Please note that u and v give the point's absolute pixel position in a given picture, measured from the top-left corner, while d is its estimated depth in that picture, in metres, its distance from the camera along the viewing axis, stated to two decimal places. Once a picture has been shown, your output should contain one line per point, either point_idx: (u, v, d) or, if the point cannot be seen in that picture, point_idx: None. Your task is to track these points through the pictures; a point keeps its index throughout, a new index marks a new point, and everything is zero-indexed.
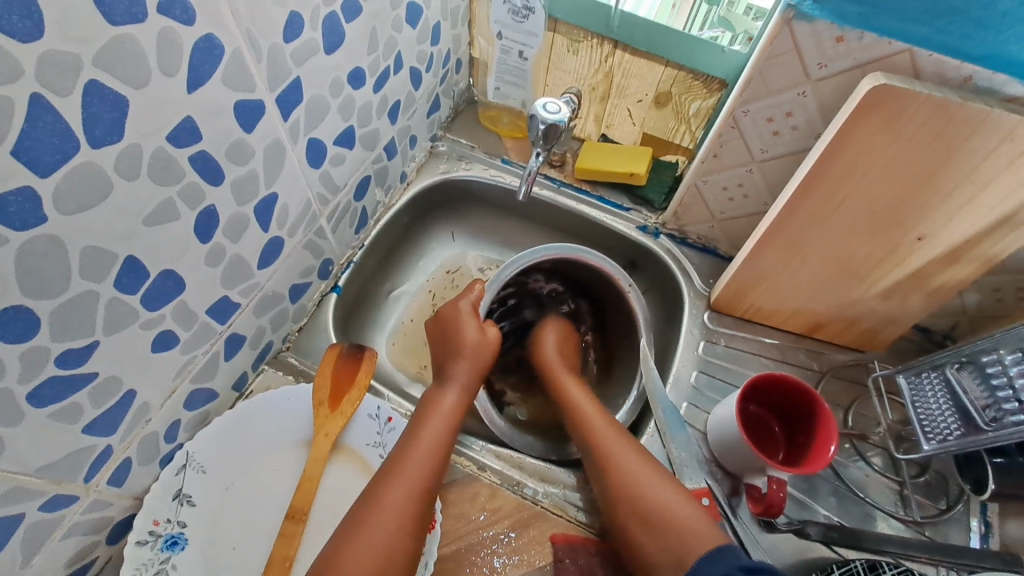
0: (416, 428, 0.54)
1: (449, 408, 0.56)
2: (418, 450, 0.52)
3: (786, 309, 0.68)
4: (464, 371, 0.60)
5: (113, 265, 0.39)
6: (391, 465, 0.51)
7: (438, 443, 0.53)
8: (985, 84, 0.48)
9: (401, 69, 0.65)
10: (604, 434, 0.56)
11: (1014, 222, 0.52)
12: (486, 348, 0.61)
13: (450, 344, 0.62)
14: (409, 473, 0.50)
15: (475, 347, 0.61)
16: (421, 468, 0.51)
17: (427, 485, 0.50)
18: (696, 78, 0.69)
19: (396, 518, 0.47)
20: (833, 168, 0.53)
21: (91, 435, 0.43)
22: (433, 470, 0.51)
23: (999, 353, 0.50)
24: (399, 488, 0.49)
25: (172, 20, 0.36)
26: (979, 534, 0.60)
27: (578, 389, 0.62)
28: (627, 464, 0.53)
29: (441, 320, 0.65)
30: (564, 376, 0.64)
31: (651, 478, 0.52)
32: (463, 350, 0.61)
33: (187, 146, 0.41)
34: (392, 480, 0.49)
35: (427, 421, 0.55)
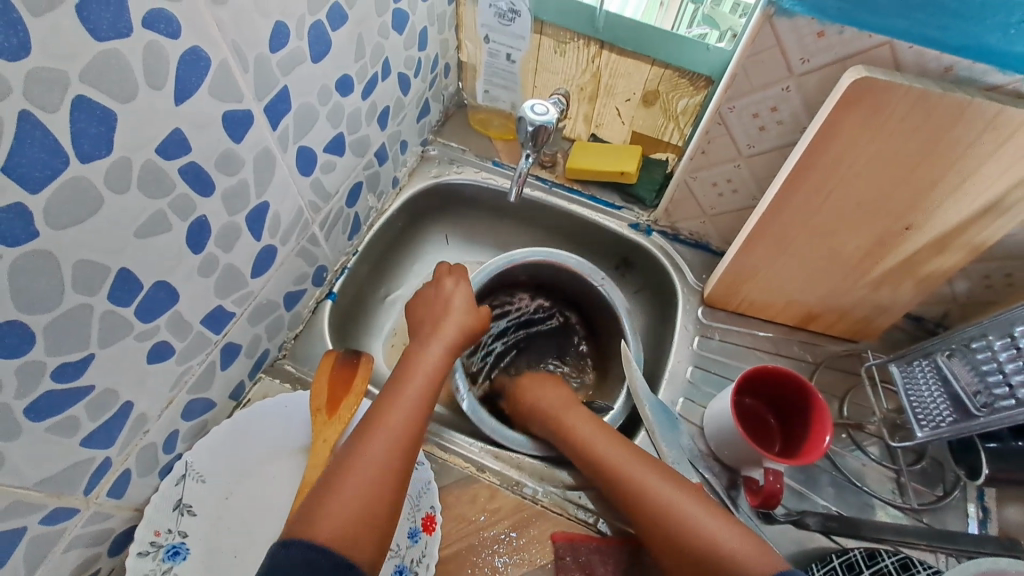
0: (400, 382, 0.54)
1: (431, 365, 0.57)
2: (405, 399, 0.52)
3: (778, 302, 0.69)
4: (450, 331, 0.61)
5: (105, 278, 0.39)
6: (371, 415, 0.50)
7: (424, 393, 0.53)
8: (966, 74, 0.48)
9: (389, 75, 0.66)
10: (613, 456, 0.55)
11: (1000, 209, 0.52)
12: (473, 315, 0.64)
13: (437, 305, 0.64)
14: (393, 423, 0.49)
15: (463, 313, 0.64)
16: (406, 417, 0.50)
17: (411, 431, 0.50)
18: (682, 76, 0.70)
19: (380, 465, 0.46)
20: (820, 161, 0.53)
21: (89, 447, 0.43)
22: (416, 419, 0.51)
23: (988, 340, 0.50)
24: (383, 436, 0.48)
25: (157, 33, 0.36)
26: (978, 518, 0.60)
27: (579, 411, 0.61)
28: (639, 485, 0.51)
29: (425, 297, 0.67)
30: (563, 402, 0.63)
31: (673, 494, 0.50)
32: (450, 309, 0.64)
33: (176, 158, 0.41)
34: (375, 424, 0.49)
35: (410, 375, 0.55)
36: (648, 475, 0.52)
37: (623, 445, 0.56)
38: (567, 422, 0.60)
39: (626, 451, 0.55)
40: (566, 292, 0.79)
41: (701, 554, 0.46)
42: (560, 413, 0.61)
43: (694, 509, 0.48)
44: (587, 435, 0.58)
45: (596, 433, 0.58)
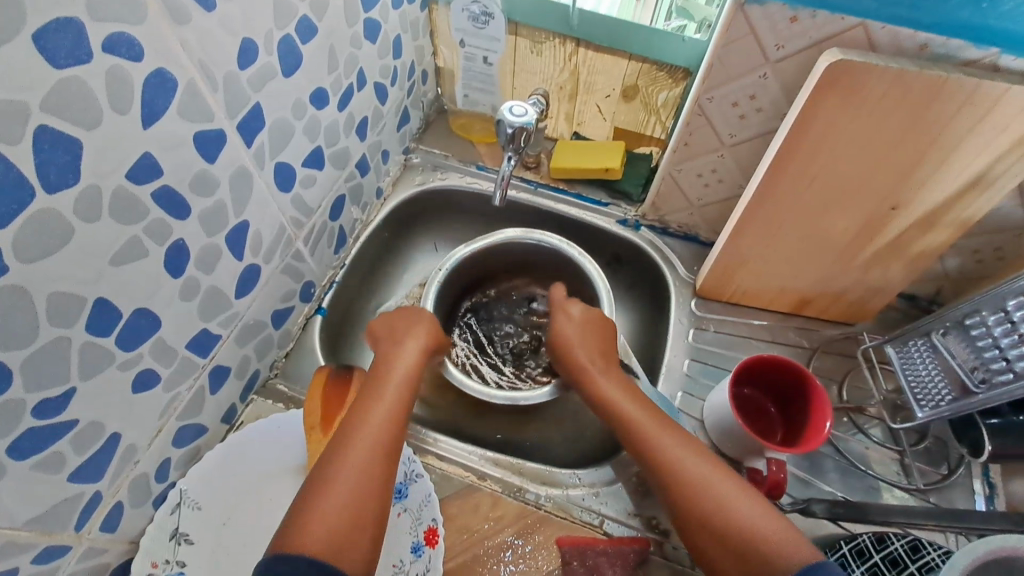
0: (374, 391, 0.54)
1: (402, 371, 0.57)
2: (380, 405, 0.53)
3: (771, 290, 0.68)
4: (416, 339, 0.61)
5: (82, 309, 0.38)
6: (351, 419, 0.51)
7: (398, 399, 0.54)
8: (941, 51, 0.48)
9: (365, 85, 0.65)
10: (647, 423, 0.54)
11: (985, 183, 0.52)
12: (430, 321, 0.63)
13: (398, 319, 0.63)
14: (374, 424, 0.50)
15: (423, 321, 0.63)
16: (384, 420, 0.51)
17: (389, 436, 0.50)
18: (660, 69, 0.70)
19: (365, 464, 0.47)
20: (802, 146, 0.53)
21: (79, 482, 0.42)
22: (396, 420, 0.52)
23: (982, 315, 0.50)
24: (367, 434, 0.49)
25: (119, 58, 0.36)
26: (984, 495, 0.60)
27: (610, 376, 0.60)
28: (673, 455, 0.51)
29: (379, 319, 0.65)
30: (596, 359, 0.61)
31: (708, 472, 0.49)
32: (412, 321, 0.63)
33: (147, 183, 0.40)
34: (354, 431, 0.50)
35: (387, 380, 0.56)
36: (680, 448, 0.51)
37: (654, 414, 0.55)
38: (598, 385, 0.59)
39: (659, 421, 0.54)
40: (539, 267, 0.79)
41: (733, 532, 0.45)
42: (593, 370, 0.60)
43: (732, 490, 0.47)
44: (619, 398, 0.57)
45: (628, 398, 0.57)
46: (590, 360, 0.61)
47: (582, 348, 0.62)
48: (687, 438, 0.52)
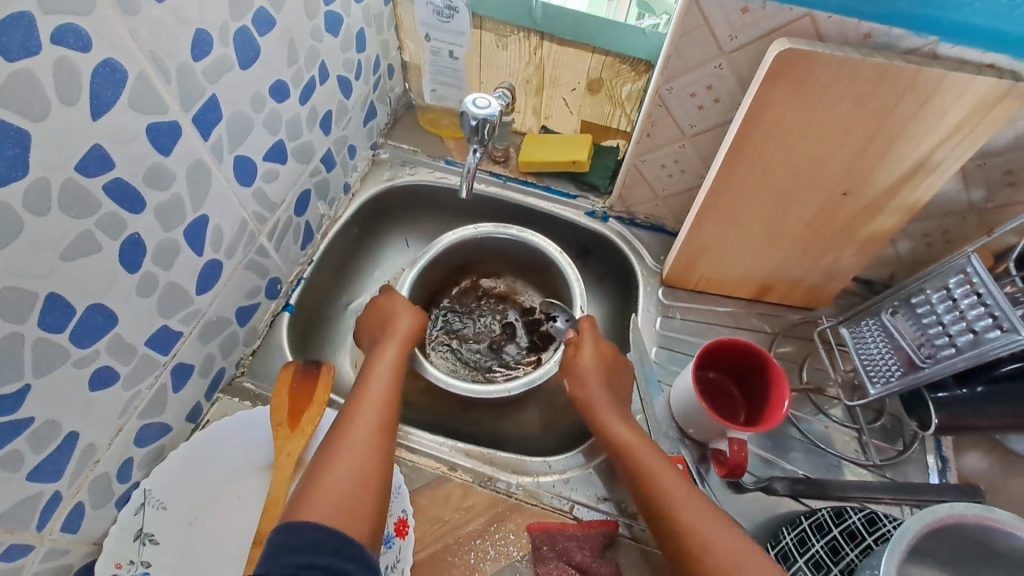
0: (364, 379, 0.56)
1: (390, 360, 0.59)
2: (373, 390, 0.55)
3: (733, 276, 0.70)
4: (401, 330, 0.63)
5: (34, 304, 0.37)
6: (347, 408, 0.53)
7: (388, 384, 0.56)
8: (883, 40, 0.50)
9: (328, 79, 0.65)
10: (637, 444, 0.54)
11: (928, 169, 0.54)
12: (415, 309, 0.65)
13: (382, 314, 0.66)
14: (367, 411, 0.52)
15: (405, 310, 0.65)
16: (378, 406, 0.53)
17: (384, 419, 0.52)
18: (623, 62, 0.71)
19: (364, 446, 0.49)
20: (756, 134, 0.54)
21: (37, 483, 0.41)
22: (387, 404, 0.54)
23: (926, 293, 0.52)
24: (363, 420, 0.51)
25: (67, 48, 0.35)
26: (937, 469, 0.63)
27: (611, 400, 0.59)
28: (659, 480, 0.50)
29: (367, 315, 0.67)
30: (599, 381, 0.61)
31: (692, 503, 0.48)
32: (394, 312, 0.65)
33: (99, 175, 0.39)
34: (352, 417, 0.52)
35: (375, 370, 0.57)
36: (667, 476, 0.51)
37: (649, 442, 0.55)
38: (597, 407, 0.58)
39: (647, 445, 0.54)
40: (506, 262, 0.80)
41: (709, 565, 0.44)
42: (592, 391, 0.60)
43: (711, 523, 0.47)
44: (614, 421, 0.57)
45: (623, 420, 0.57)
46: (591, 382, 0.60)
47: (590, 366, 0.62)
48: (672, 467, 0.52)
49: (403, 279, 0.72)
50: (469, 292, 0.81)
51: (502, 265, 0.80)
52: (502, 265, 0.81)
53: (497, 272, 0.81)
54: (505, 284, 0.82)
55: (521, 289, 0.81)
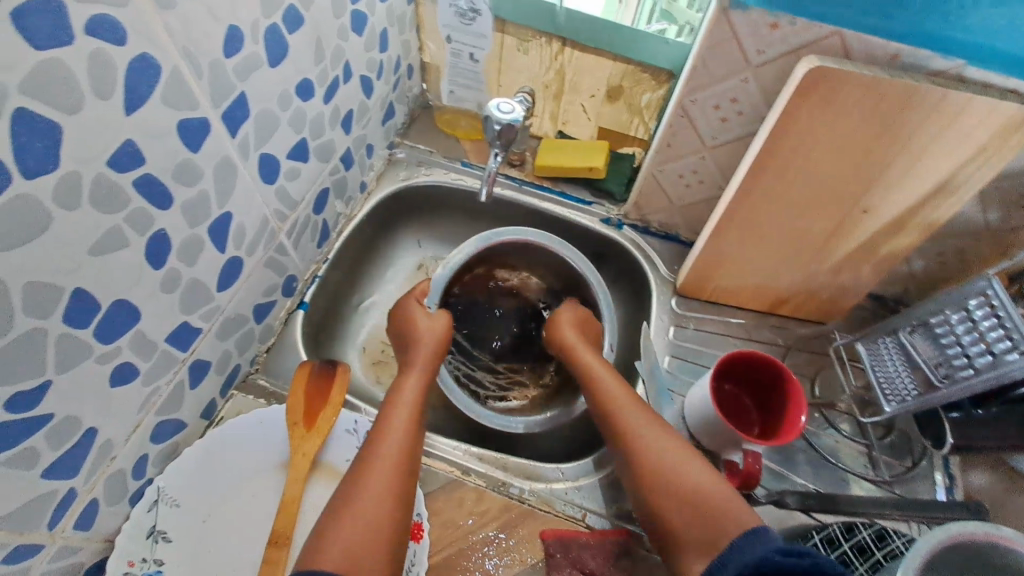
0: (385, 411, 0.55)
1: (409, 391, 0.57)
2: (393, 425, 0.53)
3: (748, 288, 0.70)
4: (423, 356, 0.61)
5: (60, 300, 0.37)
6: (367, 444, 0.51)
7: (409, 418, 0.54)
8: (910, 61, 0.50)
9: (351, 78, 0.64)
10: (622, 400, 0.58)
11: (948, 189, 0.55)
12: (440, 332, 0.63)
13: (405, 336, 0.63)
14: (387, 449, 0.50)
15: (429, 334, 0.62)
16: (397, 443, 0.51)
17: (404, 456, 0.51)
18: (644, 71, 0.71)
19: (382, 489, 0.47)
20: (781, 149, 0.55)
21: (51, 479, 0.41)
22: (408, 442, 0.52)
23: (945, 314, 0.53)
24: (382, 459, 0.50)
25: (101, 41, 0.35)
26: (945, 486, 0.63)
27: (599, 360, 0.63)
28: (644, 432, 0.55)
29: (397, 323, 0.66)
30: (584, 346, 0.65)
31: (673, 449, 0.53)
32: (416, 336, 0.62)
33: (130, 170, 0.39)
34: (370, 453, 0.50)
35: (396, 402, 0.56)
36: (649, 426, 0.55)
37: (632, 397, 0.59)
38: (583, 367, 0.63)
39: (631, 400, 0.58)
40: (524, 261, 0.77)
41: (691, 503, 0.49)
42: (580, 355, 0.64)
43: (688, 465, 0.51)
44: (604, 380, 0.61)
45: (611, 378, 0.61)
46: (578, 347, 0.65)
47: (573, 334, 0.67)
48: (654, 418, 0.56)
49: (433, 282, 0.69)
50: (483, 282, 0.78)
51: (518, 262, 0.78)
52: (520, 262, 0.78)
53: (512, 264, 0.79)
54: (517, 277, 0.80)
55: (533, 287, 0.80)
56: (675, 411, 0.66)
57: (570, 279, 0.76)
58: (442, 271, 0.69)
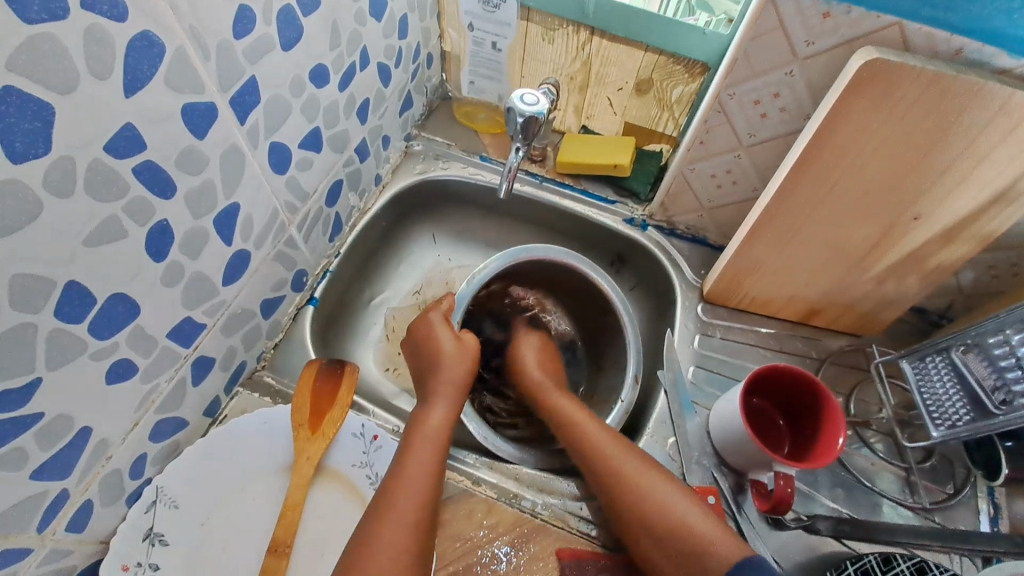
0: (402, 455, 0.50)
1: (433, 429, 0.52)
2: (410, 473, 0.48)
3: (781, 297, 0.66)
4: (449, 384, 0.56)
5: (52, 292, 0.35)
6: (381, 499, 0.47)
7: (429, 467, 0.49)
8: (975, 57, 0.46)
9: (368, 65, 0.61)
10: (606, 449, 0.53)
11: (1011, 197, 0.50)
12: (466, 355, 0.58)
13: (426, 357, 0.58)
14: (400, 506, 0.46)
15: (455, 360, 0.57)
16: (413, 499, 0.46)
17: (420, 516, 0.46)
18: (677, 63, 0.67)
19: (394, 558, 0.43)
20: (828, 149, 0.51)
21: (41, 480, 0.39)
22: (426, 496, 0.47)
23: (1005, 334, 0.49)
24: (396, 520, 0.45)
25: (99, 15, 0.32)
26: (989, 516, 0.58)
27: (568, 399, 0.59)
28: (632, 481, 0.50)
29: (417, 337, 0.61)
30: (552, 385, 0.61)
31: (665, 494, 0.49)
32: (440, 359, 0.57)
33: (129, 156, 0.37)
34: (383, 511, 0.46)
35: (414, 444, 0.51)
36: (638, 472, 0.51)
37: (618, 440, 0.54)
38: (553, 406, 0.59)
39: (616, 442, 0.54)
40: (546, 276, 0.70)
41: (695, 558, 0.45)
42: (551, 392, 0.60)
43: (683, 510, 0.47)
44: (583, 421, 0.56)
45: (593, 421, 0.56)
46: (545, 385, 0.61)
47: (534, 368, 0.63)
48: (646, 459, 0.52)
49: (458, 301, 0.63)
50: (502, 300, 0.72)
51: (534, 282, 0.72)
52: (536, 281, 0.72)
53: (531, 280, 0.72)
54: (535, 296, 0.73)
55: (551, 304, 0.73)
56: (698, 425, 0.61)
57: (593, 297, 0.69)
58: (465, 289, 0.63)
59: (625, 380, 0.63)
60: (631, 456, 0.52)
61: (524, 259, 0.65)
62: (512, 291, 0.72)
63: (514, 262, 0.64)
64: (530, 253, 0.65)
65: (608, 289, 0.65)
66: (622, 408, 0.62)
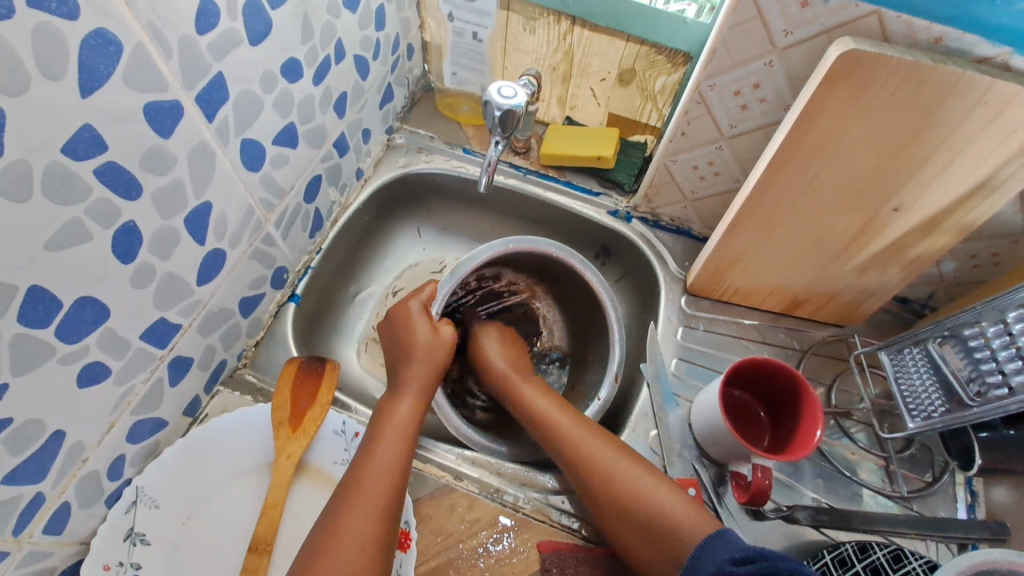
0: (370, 448, 0.50)
1: (403, 423, 0.52)
2: (377, 467, 0.48)
3: (764, 288, 0.66)
4: (419, 378, 0.55)
5: (14, 298, 0.34)
6: (347, 489, 0.47)
7: (396, 460, 0.49)
8: (955, 45, 0.45)
9: (344, 58, 0.60)
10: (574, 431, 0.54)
11: (990, 188, 0.50)
12: (441, 349, 0.56)
13: (402, 349, 0.57)
14: (367, 499, 0.46)
15: (427, 352, 0.56)
16: (380, 492, 0.46)
17: (388, 508, 0.46)
18: (659, 52, 0.66)
19: (360, 549, 0.43)
20: (808, 140, 0.50)
21: (15, 485, 0.39)
22: (395, 490, 0.47)
23: (981, 325, 0.49)
24: (362, 512, 0.45)
25: (47, 13, 0.31)
26: (966, 503, 0.59)
27: (534, 388, 0.58)
28: (632, 490, 0.49)
29: (392, 327, 0.59)
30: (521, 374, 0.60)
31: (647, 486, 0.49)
32: (414, 354, 0.56)
33: (89, 158, 0.36)
34: (349, 504, 0.46)
35: (383, 436, 0.51)
36: (631, 477, 0.50)
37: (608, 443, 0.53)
38: (524, 399, 0.58)
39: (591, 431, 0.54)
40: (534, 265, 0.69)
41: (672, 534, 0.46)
42: (521, 386, 0.59)
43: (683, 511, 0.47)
44: (561, 420, 0.55)
45: (567, 417, 0.55)
46: (511, 372, 0.60)
47: (500, 360, 0.61)
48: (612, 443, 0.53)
49: (439, 288, 0.60)
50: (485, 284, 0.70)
51: (523, 269, 0.71)
52: (525, 267, 0.70)
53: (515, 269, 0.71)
54: (525, 281, 0.72)
55: (540, 292, 0.73)
56: (679, 417, 0.61)
57: (580, 288, 0.68)
58: (449, 280, 0.59)
59: (606, 378, 0.63)
60: (602, 441, 0.53)
61: (512, 250, 0.62)
62: (501, 276, 0.71)
63: (499, 252, 0.62)
64: (518, 244, 0.62)
65: (595, 281, 0.64)
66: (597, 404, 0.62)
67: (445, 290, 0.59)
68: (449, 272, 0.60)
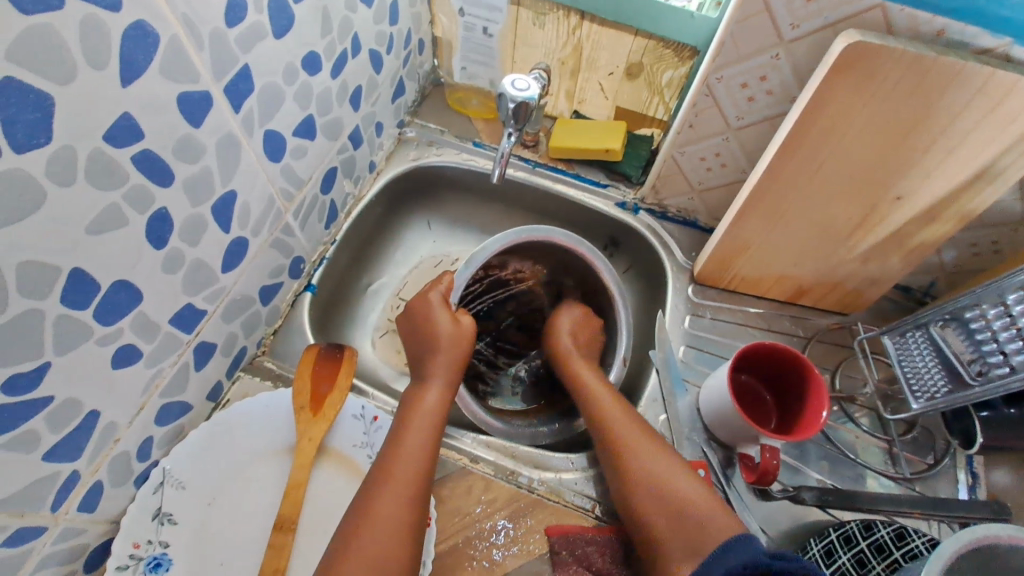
0: (398, 434, 0.51)
1: (429, 409, 0.53)
2: (406, 452, 0.50)
3: (769, 276, 0.68)
4: (443, 368, 0.57)
5: (57, 279, 0.36)
6: (378, 471, 0.49)
7: (421, 446, 0.51)
8: (957, 37, 0.47)
9: (360, 52, 0.62)
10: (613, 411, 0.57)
11: (990, 176, 0.51)
12: (462, 339, 0.58)
13: (424, 338, 0.58)
14: (397, 482, 0.48)
15: (450, 341, 0.57)
16: (409, 475, 0.48)
17: (416, 490, 0.48)
18: (666, 47, 0.67)
19: (392, 528, 0.45)
20: (813, 131, 0.52)
21: (53, 462, 0.40)
22: (422, 475, 0.49)
23: (981, 308, 0.50)
24: (392, 496, 0.47)
25: (93, 5, 0.32)
26: (967, 484, 0.61)
27: (589, 367, 0.62)
28: (667, 474, 0.51)
29: (413, 317, 0.61)
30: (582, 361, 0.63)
31: (673, 473, 0.51)
32: (438, 344, 0.57)
33: (127, 145, 0.37)
34: (378, 487, 0.47)
35: (412, 422, 0.52)
36: (665, 464, 0.51)
37: (644, 429, 0.55)
38: (582, 377, 0.61)
39: (628, 416, 0.56)
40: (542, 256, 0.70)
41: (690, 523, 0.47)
42: (578, 364, 0.62)
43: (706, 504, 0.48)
44: (610, 405, 0.57)
45: (614, 398, 0.58)
46: (572, 351, 0.64)
47: (568, 338, 0.65)
48: (645, 428, 0.55)
49: (456, 279, 0.62)
50: (492, 274, 0.70)
51: (529, 258, 0.71)
52: (531, 256, 0.70)
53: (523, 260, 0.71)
54: (530, 270, 0.73)
55: (544, 282, 0.73)
56: (688, 402, 0.63)
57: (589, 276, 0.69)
58: (465, 270, 0.61)
59: (614, 362, 0.65)
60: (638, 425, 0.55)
61: (523, 240, 0.64)
62: (507, 265, 0.71)
63: (512, 242, 0.63)
64: (530, 235, 0.64)
65: (604, 272, 0.66)
66: (596, 399, 0.63)
67: (462, 282, 0.61)
68: (465, 263, 0.62)
